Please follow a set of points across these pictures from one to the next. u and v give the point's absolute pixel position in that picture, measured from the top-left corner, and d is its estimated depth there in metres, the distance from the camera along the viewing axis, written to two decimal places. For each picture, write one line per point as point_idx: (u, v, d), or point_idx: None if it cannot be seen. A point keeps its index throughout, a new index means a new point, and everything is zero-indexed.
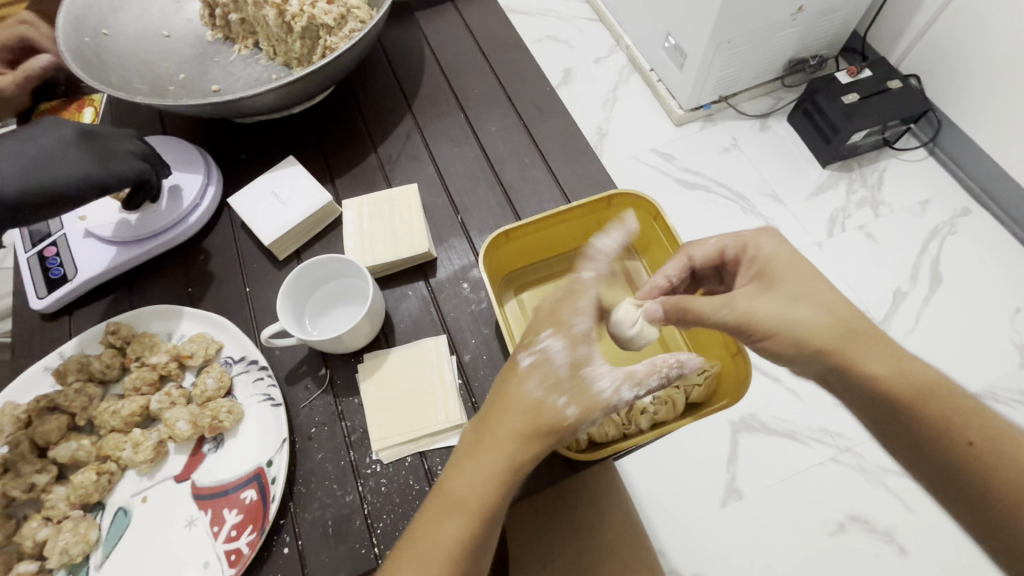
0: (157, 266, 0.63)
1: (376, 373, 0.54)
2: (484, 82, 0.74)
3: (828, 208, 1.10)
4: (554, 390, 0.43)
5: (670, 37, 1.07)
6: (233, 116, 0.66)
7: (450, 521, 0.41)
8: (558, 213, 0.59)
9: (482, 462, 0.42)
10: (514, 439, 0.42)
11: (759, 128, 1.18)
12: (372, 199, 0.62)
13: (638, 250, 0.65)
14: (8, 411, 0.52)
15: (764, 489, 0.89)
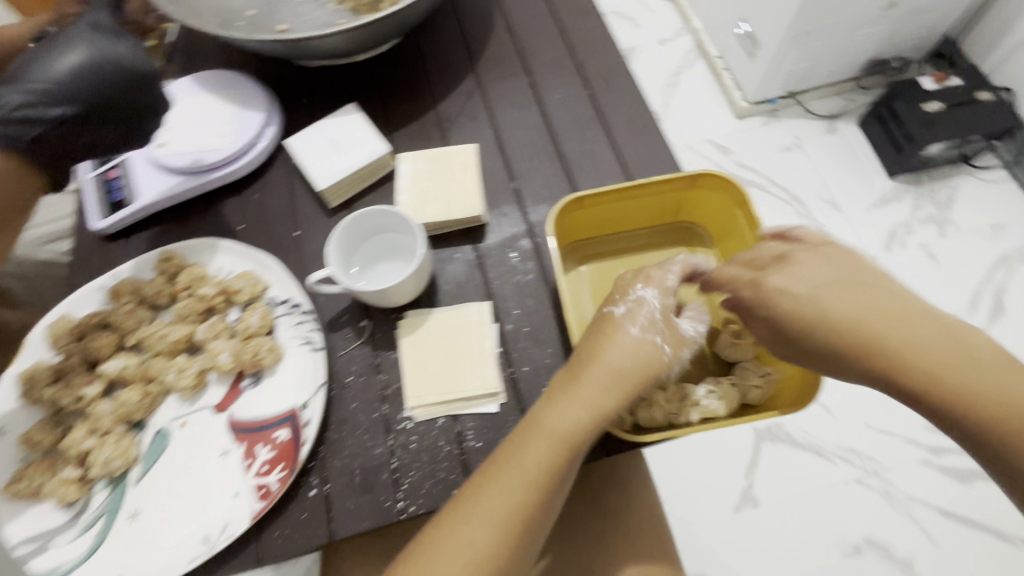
0: (211, 201, 0.63)
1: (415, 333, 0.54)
2: (553, 46, 0.71)
3: (889, 222, 1.04)
4: (643, 332, 0.46)
5: (744, 23, 1.02)
6: (298, 55, 0.65)
7: (551, 433, 0.44)
8: (634, 184, 0.57)
9: (579, 397, 0.44)
10: (616, 385, 0.45)
11: (827, 129, 1.11)
12: (428, 155, 0.60)
13: (712, 238, 0.62)
14: (65, 323, 0.54)
15: (782, 503, 0.86)
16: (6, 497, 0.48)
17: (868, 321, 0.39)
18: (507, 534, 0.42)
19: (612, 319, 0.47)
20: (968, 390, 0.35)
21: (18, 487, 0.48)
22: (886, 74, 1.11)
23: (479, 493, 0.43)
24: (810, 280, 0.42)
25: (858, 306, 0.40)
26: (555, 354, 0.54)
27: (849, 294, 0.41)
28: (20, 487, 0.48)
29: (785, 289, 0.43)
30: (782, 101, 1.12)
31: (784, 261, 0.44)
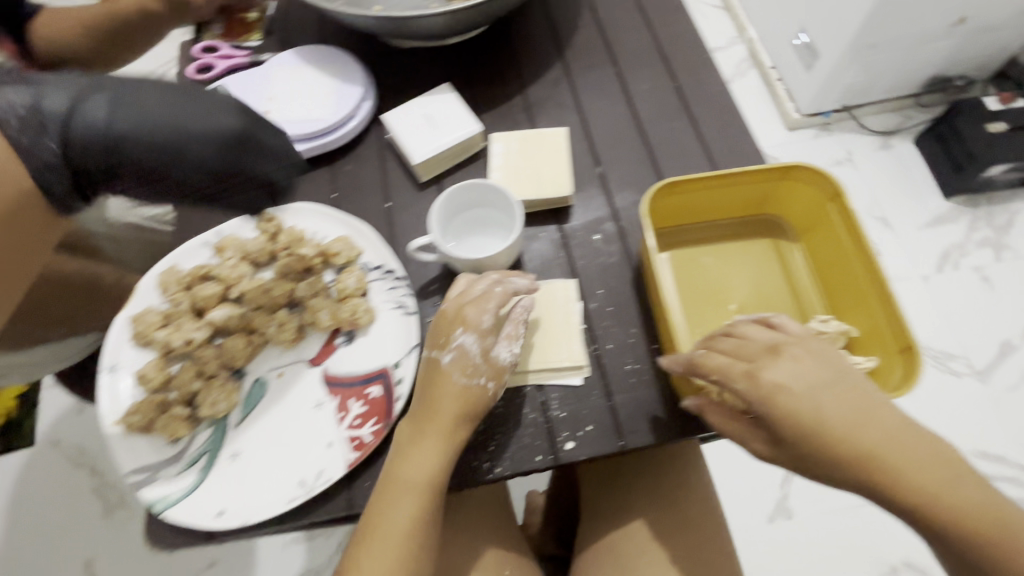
0: (306, 169, 0.66)
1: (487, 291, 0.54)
2: (641, 39, 0.73)
3: (945, 242, 1.18)
4: (481, 379, 0.49)
5: (803, 34, 1.18)
6: (396, 34, 0.68)
7: (422, 470, 0.47)
8: (723, 174, 0.57)
9: (426, 446, 0.47)
10: (437, 431, 0.47)
11: (880, 145, 1.28)
12: (521, 136, 0.62)
13: (794, 230, 0.62)
14: (174, 273, 0.58)
15: (819, 515, 0.96)
16: (120, 429, 0.52)
17: (858, 433, 0.39)
18: (405, 562, 0.45)
19: (465, 386, 0.48)
20: (911, 495, 0.38)
21: (133, 420, 0.51)
22: (948, 92, 1.28)
23: (376, 533, 0.45)
24: (790, 377, 0.41)
25: (804, 408, 0.40)
26: (639, 334, 0.55)
27: (842, 403, 0.40)
28: (135, 420, 0.51)
29: (785, 388, 0.40)
30: (835, 115, 1.29)
31: (778, 353, 0.42)
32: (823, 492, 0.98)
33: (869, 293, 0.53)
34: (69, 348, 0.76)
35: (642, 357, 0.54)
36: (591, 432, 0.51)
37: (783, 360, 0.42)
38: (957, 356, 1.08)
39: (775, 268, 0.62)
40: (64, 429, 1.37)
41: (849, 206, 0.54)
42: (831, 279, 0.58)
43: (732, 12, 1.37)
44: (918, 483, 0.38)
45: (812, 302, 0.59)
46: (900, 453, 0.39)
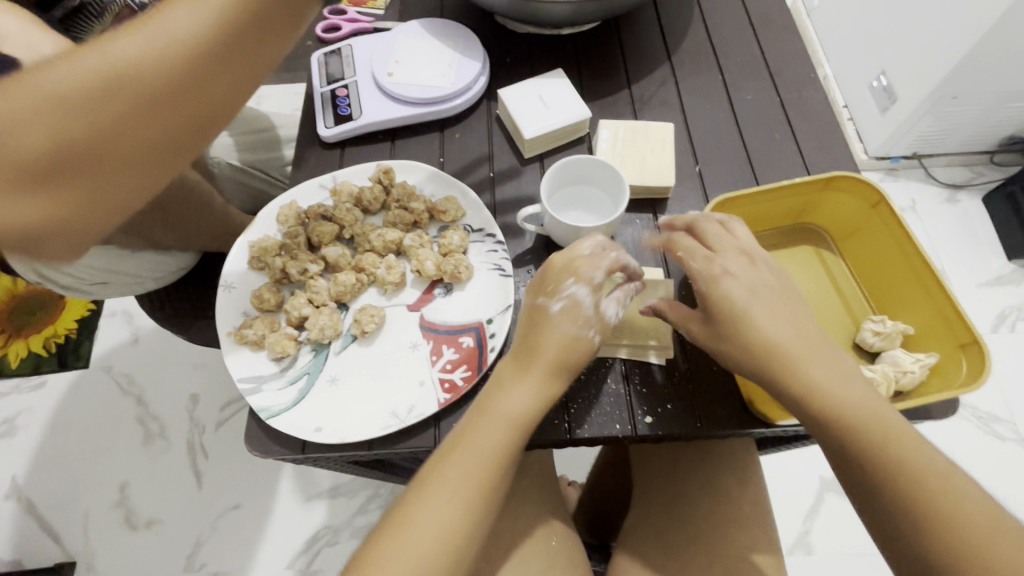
0: (418, 132, 0.70)
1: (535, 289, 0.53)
2: (747, 52, 0.75)
3: (1004, 304, 1.17)
4: (592, 332, 0.50)
5: (883, 77, 1.20)
6: (519, 16, 0.72)
7: (522, 398, 0.48)
8: (775, 187, 0.55)
9: (494, 414, 0.48)
10: (519, 394, 0.49)
11: (948, 198, 1.28)
12: (629, 126, 0.65)
13: (835, 238, 0.61)
14: (294, 208, 0.62)
15: (842, 555, 0.96)
16: (233, 340, 0.56)
17: (777, 332, 0.45)
18: (491, 482, 0.46)
19: (578, 334, 0.50)
20: (810, 393, 0.44)
21: (246, 333, 0.55)
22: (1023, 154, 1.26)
23: (466, 444, 0.47)
24: (741, 270, 0.48)
25: (739, 299, 0.47)
26: None
27: (769, 303, 0.47)
28: (249, 334, 0.55)
29: (729, 275, 0.48)
30: (904, 161, 1.30)
31: (737, 251, 0.49)
32: (852, 529, 0.98)
33: (923, 288, 0.52)
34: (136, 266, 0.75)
35: None
36: (669, 410, 0.53)
37: (745, 262, 0.49)
38: (1002, 420, 1.06)
39: (822, 276, 0.59)
40: (117, 357, 1.44)
41: (888, 206, 0.54)
42: (878, 282, 0.57)
43: (812, 50, 1.39)
44: (823, 397, 0.44)
45: (861, 307, 0.57)
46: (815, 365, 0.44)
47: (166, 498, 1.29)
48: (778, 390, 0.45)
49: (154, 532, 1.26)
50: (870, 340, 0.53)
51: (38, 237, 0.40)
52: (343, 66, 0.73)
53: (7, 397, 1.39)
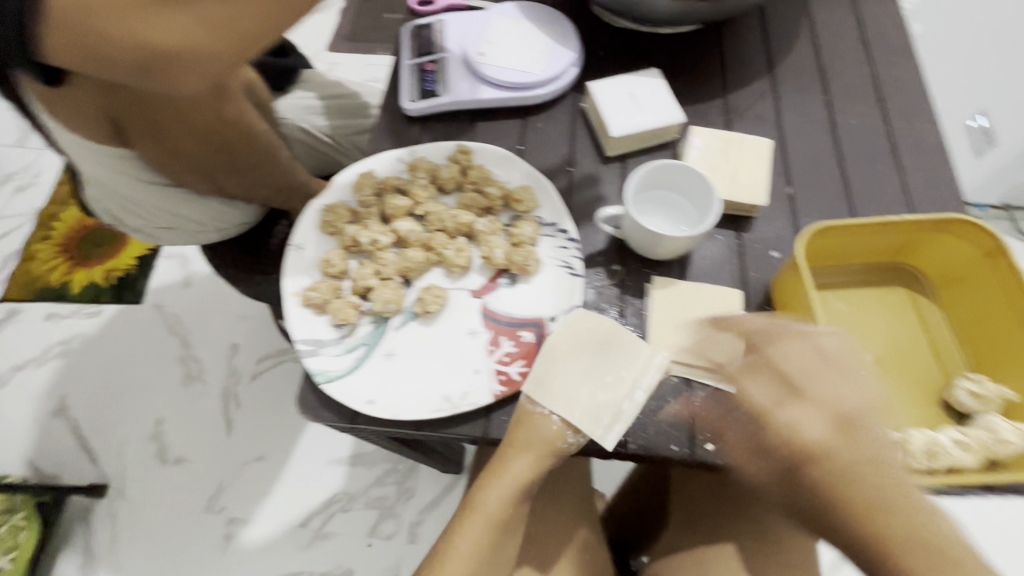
0: (500, 116, 0.69)
1: (562, 343, 0.51)
2: (857, 73, 0.70)
3: None
4: (548, 409, 0.50)
5: (982, 117, 1.14)
6: (621, 9, 0.69)
7: (519, 467, 0.51)
8: (882, 222, 0.51)
9: (502, 478, 0.51)
10: (527, 457, 0.50)
11: None
12: (724, 136, 0.62)
13: (935, 283, 0.56)
14: (370, 177, 0.62)
15: None
16: (298, 300, 0.56)
17: (853, 484, 0.38)
18: (499, 533, 0.52)
19: (530, 408, 0.51)
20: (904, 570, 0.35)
21: (311, 295, 0.55)
22: None
23: (477, 512, 0.51)
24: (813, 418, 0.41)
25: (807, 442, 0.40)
26: None
27: (843, 447, 0.40)
28: (314, 296, 0.55)
29: (798, 428, 0.41)
30: (991, 210, 1.26)
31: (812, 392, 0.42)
32: None
33: None
34: (202, 212, 0.76)
35: None
36: None
37: (812, 401, 0.42)
38: None
39: (912, 324, 0.55)
40: (168, 298, 1.50)
41: (1008, 257, 0.48)
42: (980, 339, 0.52)
43: None
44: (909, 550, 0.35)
45: (955, 362, 0.53)
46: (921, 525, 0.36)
47: (195, 439, 1.34)
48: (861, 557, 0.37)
49: (182, 469, 1.31)
50: (963, 401, 0.49)
51: (181, 66, 0.46)
52: (433, 40, 0.72)
53: (65, 320, 1.47)
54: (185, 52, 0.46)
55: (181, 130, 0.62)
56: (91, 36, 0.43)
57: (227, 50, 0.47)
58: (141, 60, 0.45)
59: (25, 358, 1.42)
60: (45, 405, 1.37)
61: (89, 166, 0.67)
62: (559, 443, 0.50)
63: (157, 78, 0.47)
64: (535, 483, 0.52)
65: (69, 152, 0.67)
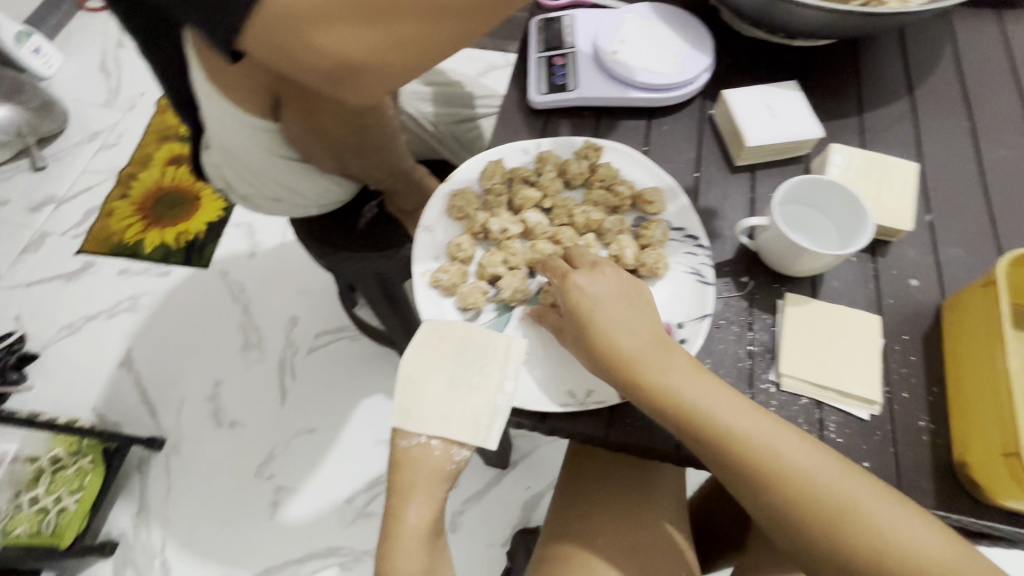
0: (624, 116, 0.68)
1: (417, 362, 0.49)
2: (1004, 102, 0.67)
3: None
4: (423, 437, 0.48)
5: None
6: (760, 19, 0.68)
7: (416, 515, 0.47)
8: None
9: (402, 536, 0.46)
10: (418, 500, 0.48)
11: None
12: (866, 156, 0.60)
13: None
14: (500, 165, 0.62)
15: None
16: (426, 280, 0.56)
17: (708, 410, 0.45)
18: None
19: (405, 447, 0.48)
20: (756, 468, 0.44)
21: (441, 277, 0.55)
22: None
23: None
24: (598, 286, 0.51)
25: (657, 374, 0.46)
26: (941, 397, 0.51)
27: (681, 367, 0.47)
28: (444, 279, 0.55)
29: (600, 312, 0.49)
30: None
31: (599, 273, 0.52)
32: None
33: None
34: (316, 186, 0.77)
35: (938, 421, 0.50)
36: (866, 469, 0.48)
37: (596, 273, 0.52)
38: None
39: None
40: (234, 266, 1.54)
41: None
42: None
43: None
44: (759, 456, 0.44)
45: None
46: (772, 450, 0.44)
47: (250, 405, 1.37)
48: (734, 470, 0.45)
49: (235, 433, 1.34)
50: None
51: (363, 78, 0.46)
52: (562, 35, 0.71)
53: (137, 277, 1.52)
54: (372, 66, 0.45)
55: (327, 113, 0.62)
56: (289, 47, 0.43)
57: (409, 69, 0.47)
58: (331, 71, 0.45)
59: (96, 310, 1.48)
60: (112, 357, 1.42)
61: (224, 132, 0.69)
62: (447, 465, 0.48)
63: (335, 87, 0.47)
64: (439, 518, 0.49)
65: (207, 117, 0.69)
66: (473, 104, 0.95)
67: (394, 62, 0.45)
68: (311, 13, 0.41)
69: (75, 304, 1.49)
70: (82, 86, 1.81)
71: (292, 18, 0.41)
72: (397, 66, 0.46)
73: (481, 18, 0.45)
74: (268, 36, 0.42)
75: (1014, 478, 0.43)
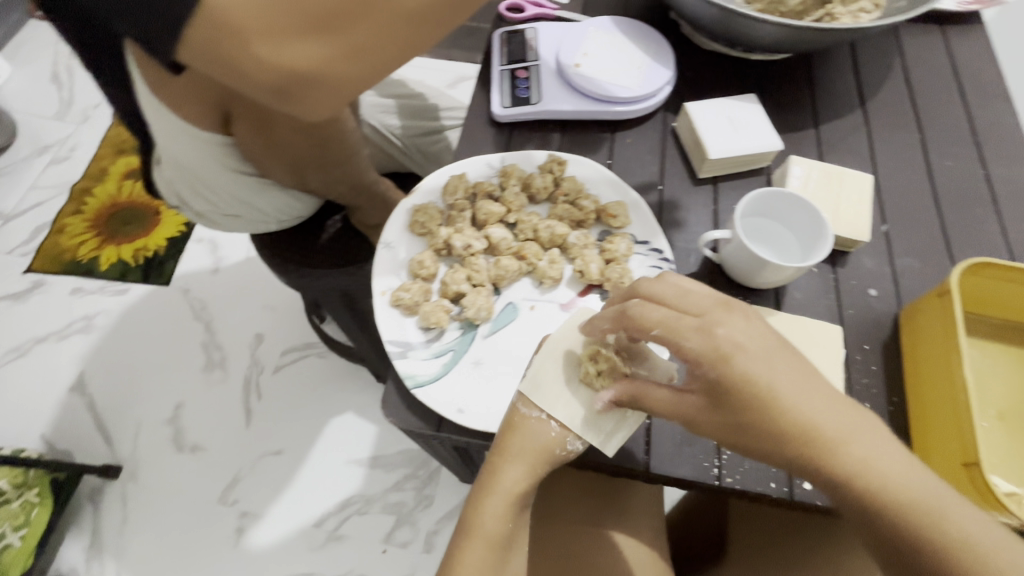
0: (588, 129, 0.68)
1: (564, 343, 0.50)
2: (951, 114, 0.70)
3: None
4: (544, 413, 0.48)
5: None
6: (718, 33, 0.69)
7: (512, 479, 0.46)
8: None
9: (495, 492, 0.46)
10: (520, 464, 0.47)
11: None
12: (824, 168, 0.61)
13: None
14: (463, 180, 0.61)
15: None
16: (387, 299, 0.54)
17: (872, 473, 0.36)
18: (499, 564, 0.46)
19: (523, 413, 0.48)
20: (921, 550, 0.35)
21: (402, 296, 0.54)
22: None
23: (474, 534, 0.45)
24: (745, 337, 0.39)
25: (820, 436, 0.37)
26: (901, 405, 0.52)
27: (830, 415, 0.38)
28: (405, 297, 0.54)
29: (737, 348, 0.39)
30: None
31: (730, 308, 0.41)
32: None
33: None
34: (275, 201, 0.74)
35: (900, 430, 0.51)
36: None
37: (727, 310, 0.41)
38: None
39: None
40: (196, 282, 1.48)
41: None
42: None
43: None
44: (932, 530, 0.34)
45: None
46: (941, 518, 0.35)
47: (214, 427, 1.31)
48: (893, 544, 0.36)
49: (197, 457, 1.28)
50: None
51: (314, 92, 0.44)
52: (524, 48, 0.71)
53: (90, 296, 1.45)
54: (323, 79, 0.43)
55: (280, 125, 0.60)
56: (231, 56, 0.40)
57: (363, 83, 0.45)
58: (278, 87, 0.43)
59: (46, 331, 1.40)
60: (63, 381, 1.35)
61: (174, 148, 0.66)
62: (557, 449, 0.47)
63: (283, 101, 0.44)
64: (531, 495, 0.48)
65: (155, 130, 0.65)
66: (439, 116, 0.94)
67: (347, 73, 0.43)
68: (254, 19, 0.39)
69: (23, 326, 1.41)
70: (32, 97, 1.73)
71: (234, 24, 0.38)
72: (348, 81, 0.44)
73: (434, 28, 0.44)
74: (206, 42, 0.40)
75: (975, 488, 0.43)
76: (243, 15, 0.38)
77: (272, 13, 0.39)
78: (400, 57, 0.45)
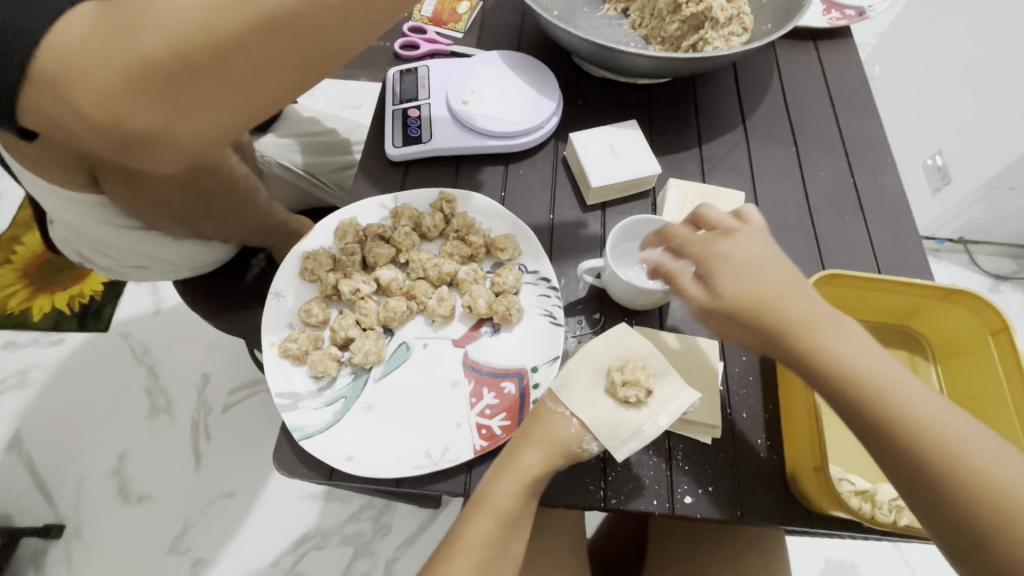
0: (481, 163, 0.70)
1: (603, 352, 0.50)
2: (824, 126, 0.74)
3: None
4: (568, 411, 0.49)
5: (938, 156, 1.22)
6: (600, 63, 0.72)
7: (529, 462, 0.48)
8: (893, 281, 0.53)
9: (513, 469, 0.48)
10: (539, 452, 0.48)
11: (990, 287, 1.34)
12: (700, 189, 0.65)
13: (937, 355, 0.57)
14: (353, 224, 0.62)
15: None
16: (276, 350, 0.55)
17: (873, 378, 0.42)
18: (505, 536, 0.49)
19: (549, 407, 0.50)
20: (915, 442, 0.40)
21: (290, 346, 0.54)
22: None
23: (484, 506, 0.48)
24: (744, 249, 0.48)
25: (822, 340, 0.43)
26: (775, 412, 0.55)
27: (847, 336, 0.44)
28: (292, 347, 0.54)
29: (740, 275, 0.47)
30: (949, 244, 1.37)
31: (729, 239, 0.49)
32: None
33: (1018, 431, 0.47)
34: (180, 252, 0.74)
35: (773, 437, 0.53)
36: (711, 492, 0.51)
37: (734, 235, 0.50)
38: None
39: None
40: (135, 326, 1.45)
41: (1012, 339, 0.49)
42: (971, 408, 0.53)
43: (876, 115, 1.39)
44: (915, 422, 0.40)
45: None
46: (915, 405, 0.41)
47: (161, 474, 1.28)
48: (882, 441, 0.41)
49: (145, 508, 1.25)
50: None
51: (161, 147, 0.47)
52: (416, 87, 0.72)
53: (24, 349, 1.40)
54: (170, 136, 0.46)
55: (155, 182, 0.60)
56: (77, 120, 0.43)
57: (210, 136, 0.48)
58: (124, 141, 0.46)
59: None
60: None
61: (61, 211, 0.65)
62: (572, 445, 0.48)
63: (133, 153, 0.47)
64: (545, 482, 0.49)
65: (38, 195, 0.65)
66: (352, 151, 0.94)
67: (192, 132, 0.47)
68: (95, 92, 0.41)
69: None
70: None
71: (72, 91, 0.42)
72: (195, 137, 0.47)
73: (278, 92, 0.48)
74: (48, 110, 0.42)
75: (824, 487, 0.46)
76: (82, 87, 0.41)
77: (110, 87, 0.41)
78: (253, 114, 0.49)
